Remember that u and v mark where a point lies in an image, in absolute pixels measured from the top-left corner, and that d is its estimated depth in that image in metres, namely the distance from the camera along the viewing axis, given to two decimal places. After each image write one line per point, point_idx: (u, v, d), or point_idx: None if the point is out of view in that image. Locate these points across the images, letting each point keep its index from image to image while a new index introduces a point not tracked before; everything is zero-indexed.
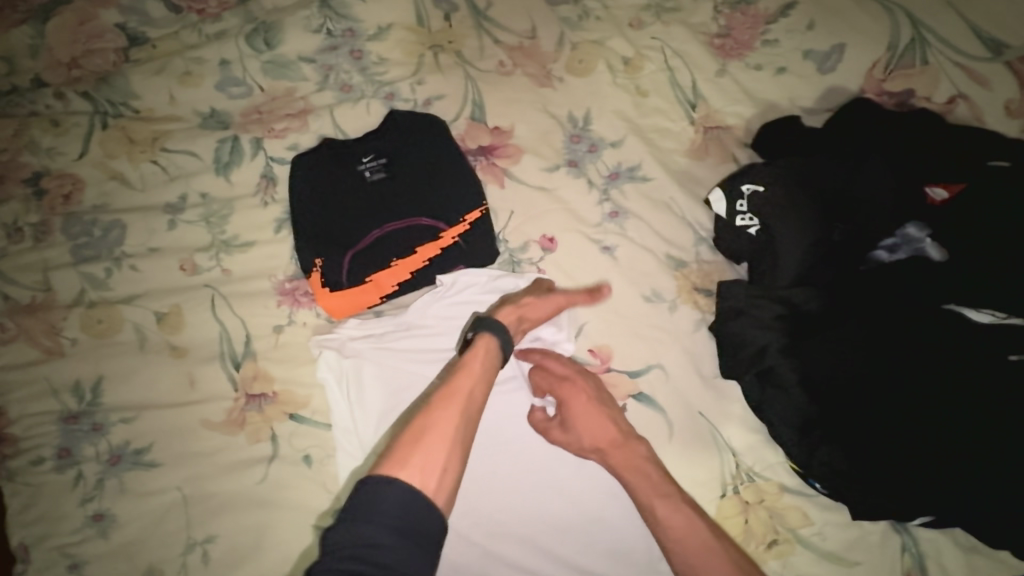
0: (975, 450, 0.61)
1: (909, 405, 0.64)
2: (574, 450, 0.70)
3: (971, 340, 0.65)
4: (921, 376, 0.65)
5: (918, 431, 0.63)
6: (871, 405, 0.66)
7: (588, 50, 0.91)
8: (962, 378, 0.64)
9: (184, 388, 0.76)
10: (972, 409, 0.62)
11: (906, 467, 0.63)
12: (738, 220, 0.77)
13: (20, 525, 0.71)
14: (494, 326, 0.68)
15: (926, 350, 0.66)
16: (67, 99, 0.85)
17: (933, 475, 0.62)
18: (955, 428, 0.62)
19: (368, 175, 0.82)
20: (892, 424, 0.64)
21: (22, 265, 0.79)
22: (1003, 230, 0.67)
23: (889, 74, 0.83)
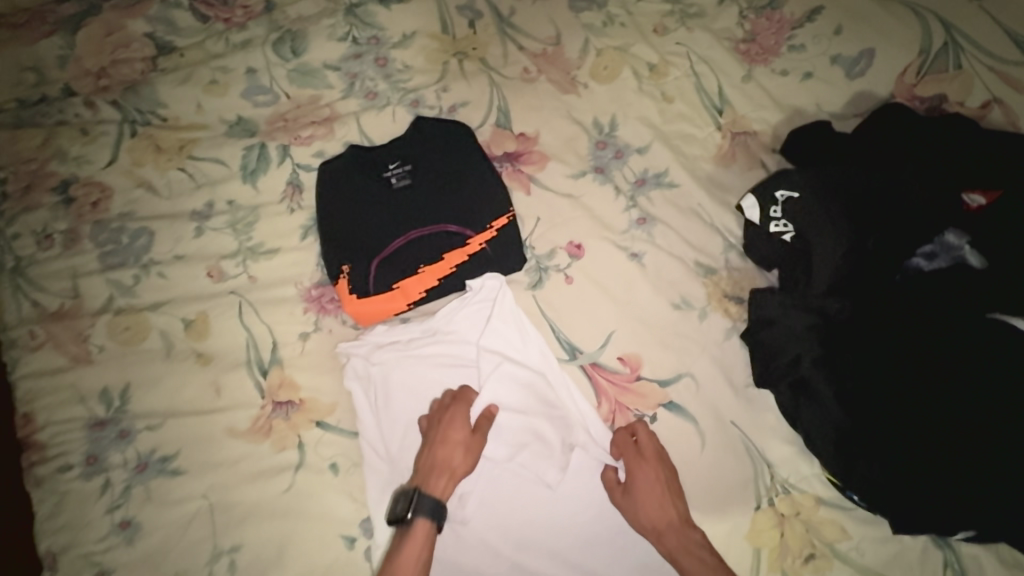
0: (1016, 461, 0.61)
1: (946, 417, 0.63)
2: (630, 521, 0.67)
3: (1015, 350, 0.64)
4: (959, 387, 0.64)
5: (959, 444, 0.63)
6: (909, 417, 0.64)
7: (613, 56, 0.90)
8: (1002, 391, 0.63)
9: (209, 396, 0.76)
10: (1014, 421, 0.62)
11: (943, 479, 0.63)
12: (771, 226, 0.76)
13: (47, 533, 0.71)
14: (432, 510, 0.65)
15: (964, 362, 0.64)
16: (96, 108, 0.85)
17: (971, 487, 0.62)
18: (993, 439, 0.62)
19: (394, 182, 0.82)
20: (933, 437, 0.63)
21: (50, 272, 0.79)
22: None
23: (920, 79, 0.82)
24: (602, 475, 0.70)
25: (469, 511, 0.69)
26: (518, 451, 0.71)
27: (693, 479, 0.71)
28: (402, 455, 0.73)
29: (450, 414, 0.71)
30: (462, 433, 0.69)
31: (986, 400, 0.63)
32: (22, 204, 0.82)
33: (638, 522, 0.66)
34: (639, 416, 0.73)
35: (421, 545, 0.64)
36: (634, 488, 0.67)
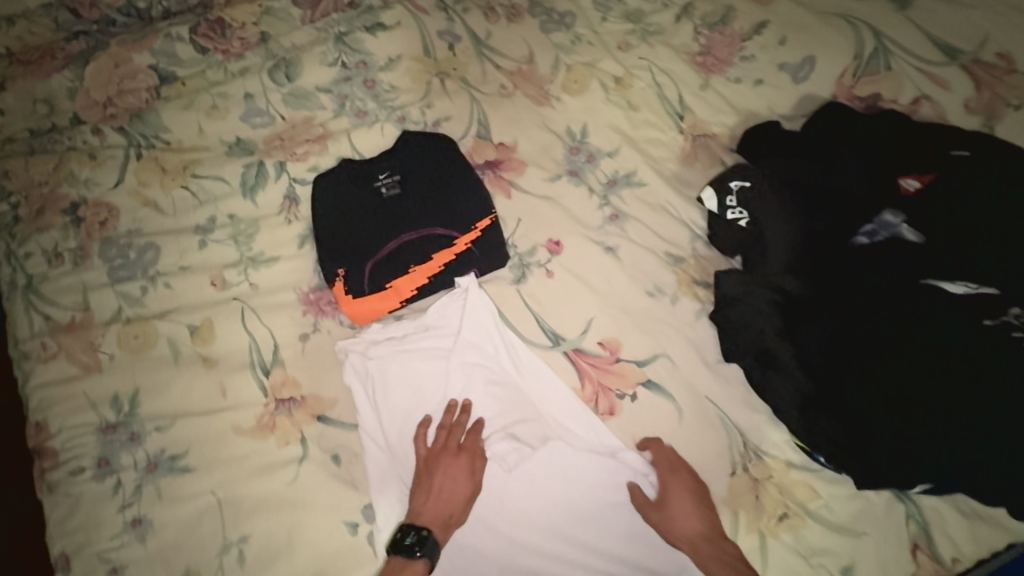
0: (962, 411, 0.66)
1: (896, 375, 0.69)
2: (665, 536, 0.71)
3: (951, 311, 0.69)
4: (905, 347, 0.69)
5: (907, 401, 0.68)
6: (860, 377, 0.70)
7: (582, 70, 0.98)
8: (945, 349, 0.67)
9: (215, 397, 0.80)
10: (958, 375, 0.66)
11: (896, 433, 0.68)
12: (729, 214, 0.83)
13: (62, 533, 0.74)
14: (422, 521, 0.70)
15: (908, 324, 0.70)
16: (104, 134, 0.91)
17: (923, 438, 0.67)
18: (941, 392, 0.67)
19: (385, 191, 0.89)
20: (884, 396, 0.69)
21: (62, 287, 0.84)
22: (968, 210, 0.73)
23: (857, 81, 0.91)
24: (631, 494, 0.73)
25: None
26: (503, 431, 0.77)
27: (673, 452, 0.76)
28: (400, 443, 0.77)
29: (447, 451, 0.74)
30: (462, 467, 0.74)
31: (932, 357, 0.68)
32: (34, 226, 0.87)
33: (672, 537, 0.70)
34: (621, 395, 0.79)
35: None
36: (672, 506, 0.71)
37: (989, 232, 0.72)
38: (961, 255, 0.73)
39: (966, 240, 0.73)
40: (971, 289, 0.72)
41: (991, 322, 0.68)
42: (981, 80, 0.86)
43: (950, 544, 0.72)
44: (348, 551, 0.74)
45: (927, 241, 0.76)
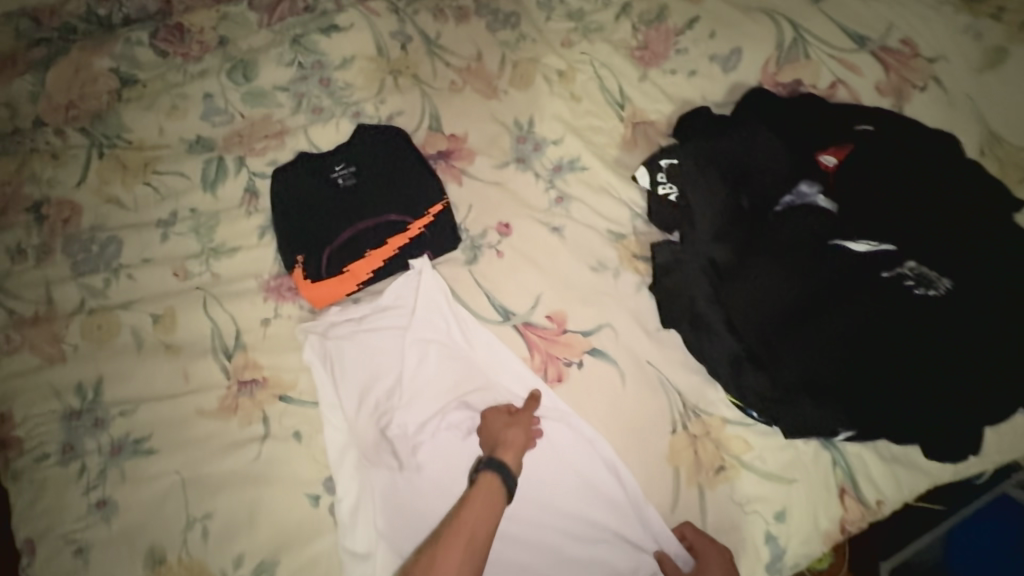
0: (869, 353, 0.73)
1: (816, 326, 0.75)
2: None
3: (859, 266, 0.77)
4: (820, 300, 0.76)
5: (822, 348, 0.74)
6: (784, 330, 0.77)
7: (527, 66, 1.04)
8: (856, 299, 0.75)
9: (179, 381, 0.83)
10: (866, 322, 0.74)
11: (817, 378, 0.75)
12: (660, 189, 0.90)
13: (28, 518, 0.76)
14: (492, 464, 0.71)
15: (824, 280, 0.77)
16: (66, 136, 0.95)
17: (840, 381, 0.74)
18: (852, 338, 0.74)
19: (340, 181, 0.93)
20: (802, 345, 0.75)
21: (25, 282, 0.86)
22: (869, 179, 0.82)
23: (779, 69, 0.98)
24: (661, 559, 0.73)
25: (421, 458, 0.78)
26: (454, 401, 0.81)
27: (618, 412, 0.80)
28: (358, 417, 0.81)
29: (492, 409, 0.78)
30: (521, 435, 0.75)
31: (845, 307, 0.75)
32: None
33: None
34: (568, 363, 0.83)
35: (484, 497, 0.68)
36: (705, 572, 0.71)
37: (886, 197, 0.81)
38: (864, 219, 0.82)
39: (868, 205, 0.82)
40: (875, 245, 0.79)
41: (888, 274, 0.76)
42: (889, 65, 0.95)
43: (872, 485, 0.79)
44: (309, 523, 0.77)
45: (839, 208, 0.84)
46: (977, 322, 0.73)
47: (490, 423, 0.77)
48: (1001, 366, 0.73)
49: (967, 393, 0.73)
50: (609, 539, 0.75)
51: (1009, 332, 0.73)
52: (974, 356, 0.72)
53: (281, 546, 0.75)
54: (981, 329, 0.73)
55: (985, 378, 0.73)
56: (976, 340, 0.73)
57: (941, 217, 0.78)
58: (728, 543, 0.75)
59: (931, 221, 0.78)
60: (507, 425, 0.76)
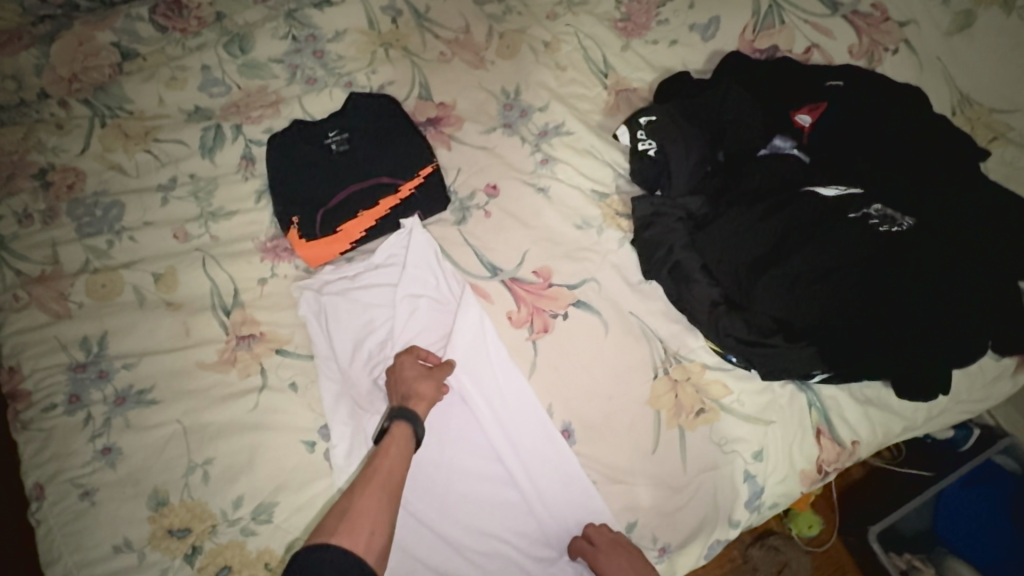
0: (838, 288, 0.77)
1: (786, 264, 0.79)
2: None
3: (826, 208, 0.82)
4: (790, 240, 0.80)
5: (793, 284, 0.78)
6: (755, 270, 0.81)
7: (513, 37, 1.08)
8: (824, 238, 0.79)
9: (179, 336, 0.86)
10: (833, 258, 0.78)
11: (788, 314, 0.78)
12: (639, 145, 0.91)
13: (37, 464, 0.80)
14: (403, 413, 0.72)
15: (793, 222, 0.81)
16: (70, 107, 0.98)
17: (809, 315, 0.78)
18: (820, 274, 0.78)
19: (334, 148, 0.97)
20: (775, 282, 0.79)
21: (32, 244, 0.90)
22: (834, 132, 0.89)
23: (756, 35, 1.02)
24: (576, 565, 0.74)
25: None
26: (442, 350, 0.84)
27: (601, 358, 0.83)
28: (353, 367, 0.85)
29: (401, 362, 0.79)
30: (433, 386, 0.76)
31: (813, 245, 0.79)
32: (5, 190, 0.93)
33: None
34: (553, 314, 0.86)
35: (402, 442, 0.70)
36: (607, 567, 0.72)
37: (849, 150, 0.87)
38: (833, 167, 0.88)
39: (834, 156, 0.88)
40: (843, 191, 0.84)
41: (855, 215, 0.80)
42: (860, 27, 0.99)
43: (847, 426, 0.82)
44: (304, 468, 0.80)
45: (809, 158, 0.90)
46: (941, 252, 0.76)
47: (402, 375, 0.77)
48: (967, 293, 0.76)
49: (935, 319, 0.75)
50: (594, 479, 0.78)
51: (967, 262, 0.76)
52: (940, 283, 0.75)
53: (279, 489, 0.78)
54: (943, 260, 0.76)
55: (952, 303, 0.75)
56: (940, 269, 0.76)
57: (901, 165, 0.84)
58: (708, 481, 0.78)
59: (888, 166, 0.84)
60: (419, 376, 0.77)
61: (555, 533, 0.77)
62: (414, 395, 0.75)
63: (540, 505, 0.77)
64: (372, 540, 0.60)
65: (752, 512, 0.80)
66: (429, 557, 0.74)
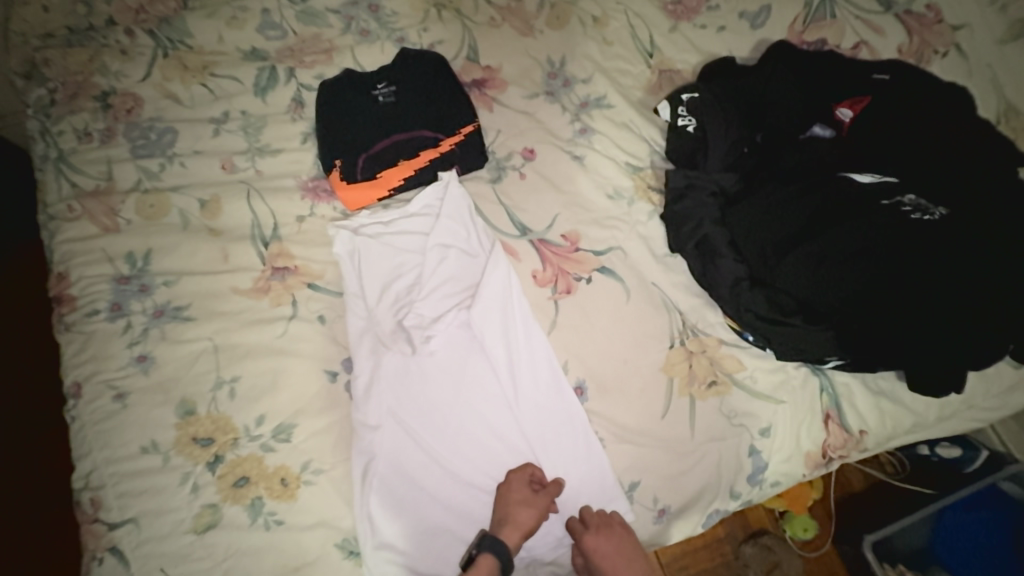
0: (865, 269, 0.77)
1: (815, 244, 0.80)
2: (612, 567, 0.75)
3: (860, 194, 0.82)
4: (822, 222, 0.82)
5: (818, 264, 0.79)
6: (784, 248, 0.82)
7: (564, 9, 1.09)
8: (855, 221, 0.79)
9: (218, 260, 0.90)
10: (864, 240, 0.78)
11: (811, 293, 0.80)
12: (679, 121, 0.93)
13: (76, 364, 0.84)
14: (493, 544, 0.71)
15: (825, 204, 0.82)
16: (134, 35, 1.03)
17: (833, 295, 0.79)
18: (848, 256, 0.78)
19: (381, 99, 1.00)
20: (801, 261, 0.80)
21: (89, 159, 0.94)
22: (877, 123, 0.90)
23: (806, 27, 1.03)
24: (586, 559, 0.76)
25: (433, 346, 0.84)
26: (466, 298, 0.87)
27: (621, 323, 0.85)
28: (381, 307, 0.87)
29: (508, 479, 0.77)
30: (530, 519, 0.74)
31: (844, 227, 0.79)
32: (67, 108, 0.98)
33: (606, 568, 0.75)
34: (577, 278, 0.88)
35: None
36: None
37: (890, 140, 0.88)
38: (869, 157, 0.89)
39: (873, 144, 0.89)
40: (877, 178, 0.86)
41: (888, 202, 0.81)
42: (912, 28, 1.00)
43: (856, 414, 0.84)
44: (324, 396, 0.83)
45: (849, 143, 0.91)
46: (971, 243, 0.77)
47: (509, 497, 0.75)
48: (994, 288, 0.76)
49: (958, 309, 0.76)
50: (602, 437, 0.80)
51: (1000, 256, 0.76)
52: (966, 274, 0.76)
53: (299, 412, 0.82)
54: (973, 252, 0.76)
55: (978, 294, 0.76)
56: (969, 260, 0.76)
57: (940, 158, 0.84)
58: (713, 451, 0.80)
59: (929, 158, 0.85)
60: (525, 502, 0.75)
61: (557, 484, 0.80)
62: (513, 516, 0.74)
63: (545, 456, 0.80)
64: None
65: (753, 486, 0.82)
66: (438, 489, 0.79)
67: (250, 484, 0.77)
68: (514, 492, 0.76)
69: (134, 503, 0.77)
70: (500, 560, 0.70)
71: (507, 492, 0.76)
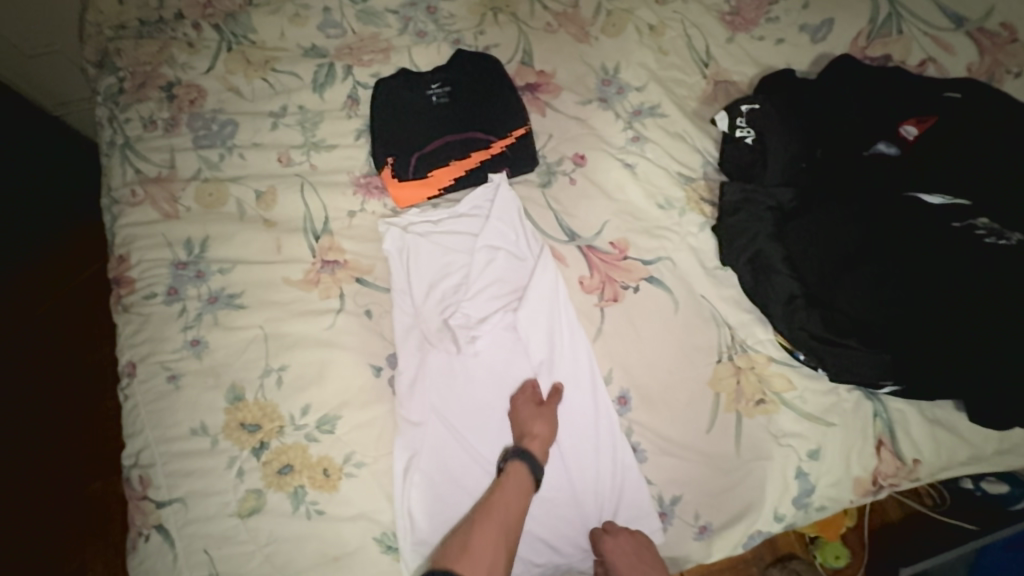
0: (930, 293, 0.75)
1: (878, 263, 0.78)
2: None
3: (927, 216, 0.80)
4: (886, 241, 0.79)
5: (879, 284, 0.78)
6: (844, 265, 0.80)
7: (620, 15, 1.09)
8: (920, 243, 0.78)
9: (271, 250, 0.92)
10: (930, 263, 0.76)
11: (871, 313, 0.78)
12: (738, 133, 0.94)
13: (133, 344, 0.87)
14: (520, 453, 0.73)
15: (890, 223, 0.80)
16: (201, 29, 1.06)
17: (893, 317, 0.77)
18: (912, 277, 0.77)
19: (435, 99, 1.01)
20: (861, 281, 0.78)
21: (154, 147, 0.97)
22: (949, 141, 0.86)
23: (870, 42, 1.01)
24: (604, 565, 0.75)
25: (478, 346, 0.84)
26: (512, 300, 0.87)
27: (668, 334, 0.84)
28: (427, 305, 0.88)
29: (515, 401, 0.80)
30: (544, 429, 0.77)
31: (908, 249, 0.78)
32: (136, 97, 1.01)
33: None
34: (625, 286, 0.87)
35: (519, 488, 0.71)
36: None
37: (961, 159, 0.85)
38: (939, 176, 0.86)
39: (941, 163, 0.86)
40: (947, 200, 0.83)
41: (958, 224, 0.79)
42: (984, 46, 0.98)
43: (910, 443, 0.81)
44: (367, 390, 0.84)
45: (912, 158, 0.87)
46: None
47: (519, 416, 0.78)
48: None
49: None
50: (643, 447, 0.80)
51: None
52: None
53: (344, 404, 0.83)
54: None
55: None
56: None
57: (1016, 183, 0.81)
58: (759, 470, 0.78)
59: (1002, 182, 0.82)
60: (534, 417, 0.78)
61: (586, 495, 0.78)
62: (529, 429, 0.76)
63: (582, 464, 0.79)
64: (495, 554, 0.64)
65: (798, 509, 0.79)
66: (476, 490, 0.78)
67: (294, 472, 0.78)
68: (524, 412, 0.78)
69: (182, 483, 0.79)
70: (531, 466, 0.73)
71: (513, 414, 0.79)
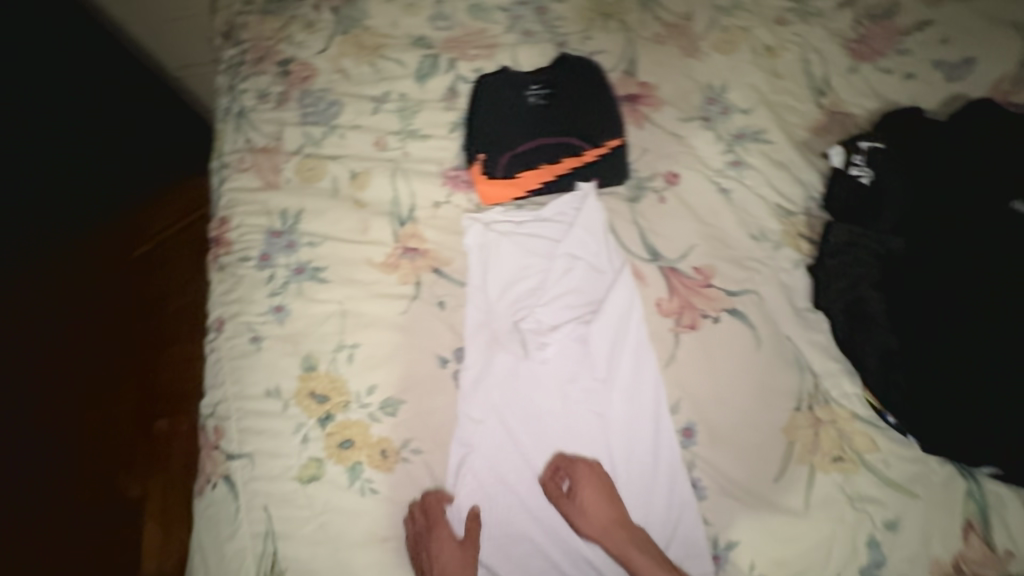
0: None
1: (992, 337, 0.73)
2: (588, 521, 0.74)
3: None
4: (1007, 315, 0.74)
5: (991, 360, 0.73)
6: (955, 333, 0.75)
7: (735, 33, 1.05)
8: None
9: (358, 230, 0.95)
10: None
11: (979, 389, 0.72)
12: (852, 170, 0.89)
13: (224, 301, 0.93)
14: None
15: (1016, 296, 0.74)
16: (321, 11, 1.11)
17: (1005, 397, 0.71)
18: None
19: (532, 100, 1.01)
20: (970, 353, 0.73)
21: (265, 119, 1.03)
22: None
23: (1014, 88, 0.93)
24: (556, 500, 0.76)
25: (547, 353, 0.84)
26: (586, 313, 0.87)
27: (744, 372, 0.81)
28: (501, 305, 0.89)
29: (437, 538, 0.73)
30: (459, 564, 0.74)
31: None
32: (254, 70, 1.08)
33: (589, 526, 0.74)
34: (704, 315, 0.84)
35: None
36: (580, 504, 0.74)
37: None
38: None
39: None
40: None
41: None
42: None
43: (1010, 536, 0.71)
44: (432, 379, 0.85)
45: None
46: None
47: (443, 564, 0.73)
48: None
49: None
50: (704, 485, 0.76)
51: None
52: None
53: (408, 389, 0.84)
54: None
55: None
56: None
57: None
58: (827, 531, 0.72)
59: None
60: (454, 548, 0.74)
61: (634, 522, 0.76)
62: (449, 561, 0.73)
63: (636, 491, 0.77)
64: None
65: None
66: (528, 497, 0.79)
67: (354, 448, 0.81)
68: (448, 556, 0.73)
69: (252, 440, 0.83)
70: None
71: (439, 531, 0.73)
